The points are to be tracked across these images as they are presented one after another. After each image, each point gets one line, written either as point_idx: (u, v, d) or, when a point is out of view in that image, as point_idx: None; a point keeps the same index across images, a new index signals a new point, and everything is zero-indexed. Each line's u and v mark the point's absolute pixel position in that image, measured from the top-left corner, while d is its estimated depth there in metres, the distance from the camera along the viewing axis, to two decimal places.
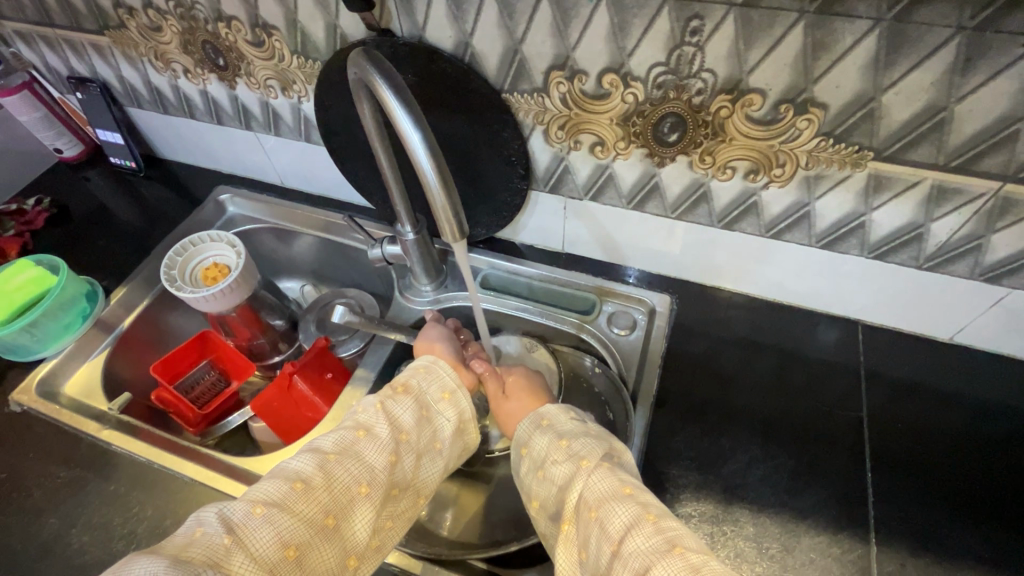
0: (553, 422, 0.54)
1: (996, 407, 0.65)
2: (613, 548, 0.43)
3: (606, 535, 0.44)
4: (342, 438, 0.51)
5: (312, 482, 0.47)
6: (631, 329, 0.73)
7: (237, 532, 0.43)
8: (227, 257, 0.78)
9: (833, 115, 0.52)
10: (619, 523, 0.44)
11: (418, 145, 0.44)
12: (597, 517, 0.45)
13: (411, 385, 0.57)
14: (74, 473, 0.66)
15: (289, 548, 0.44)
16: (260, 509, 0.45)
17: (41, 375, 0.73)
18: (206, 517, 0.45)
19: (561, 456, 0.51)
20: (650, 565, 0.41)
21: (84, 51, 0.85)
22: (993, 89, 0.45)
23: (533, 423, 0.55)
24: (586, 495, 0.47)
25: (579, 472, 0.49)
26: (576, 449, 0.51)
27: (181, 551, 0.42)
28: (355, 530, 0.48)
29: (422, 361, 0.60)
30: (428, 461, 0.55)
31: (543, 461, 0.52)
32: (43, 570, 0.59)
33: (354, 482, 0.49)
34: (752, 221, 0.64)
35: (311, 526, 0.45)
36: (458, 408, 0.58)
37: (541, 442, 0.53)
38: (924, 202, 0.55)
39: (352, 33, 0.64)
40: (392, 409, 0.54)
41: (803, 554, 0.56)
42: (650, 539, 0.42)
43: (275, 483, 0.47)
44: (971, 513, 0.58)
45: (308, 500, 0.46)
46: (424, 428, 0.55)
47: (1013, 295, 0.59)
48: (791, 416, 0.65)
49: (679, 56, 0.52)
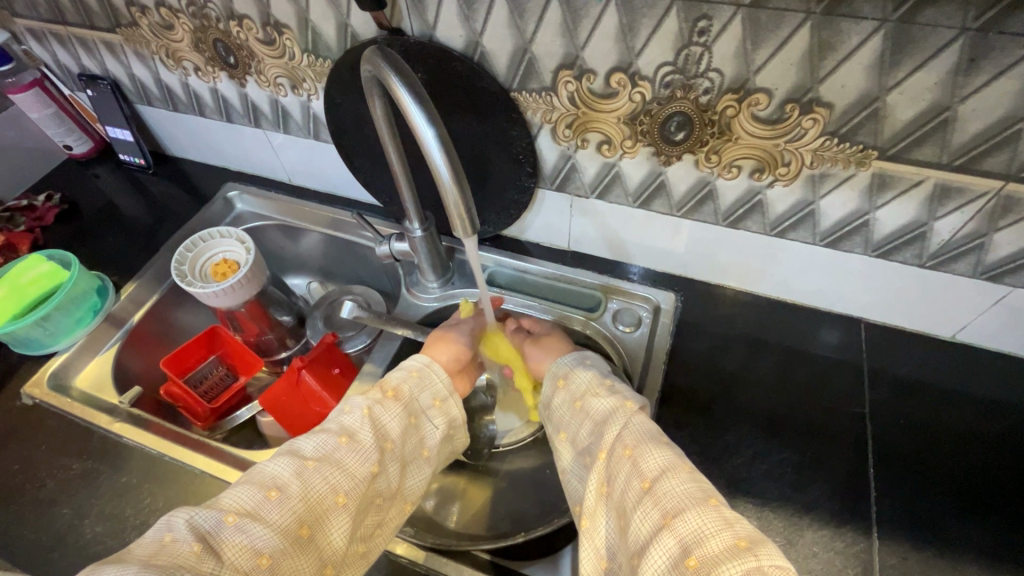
0: (596, 364, 0.59)
1: (998, 404, 0.65)
2: (646, 485, 0.44)
3: (637, 471, 0.45)
4: (325, 444, 0.51)
5: (287, 491, 0.47)
6: (636, 326, 0.73)
7: (207, 540, 0.42)
8: (237, 253, 0.78)
9: (838, 114, 0.52)
10: (654, 464, 0.45)
11: (433, 143, 0.45)
12: (632, 456, 0.47)
13: (403, 390, 0.58)
14: (86, 464, 0.67)
15: (261, 557, 0.43)
16: (233, 518, 0.44)
17: (53, 368, 0.74)
18: (175, 523, 0.43)
19: (604, 391, 0.54)
20: (684, 508, 0.41)
21: (96, 48, 0.86)
22: (996, 88, 0.46)
23: (577, 361, 0.59)
24: (625, 434, 0.49)
25: (622, 410, 0.51)
26: (621, 391, 0.54)
27: (151, 558, 0.41)
28: (331, 539, 0.47)
29: (416, 365, 0.61)
30: (415, 470, 0.56)
31: (583, 394, 0.55)
32: (56, 561, 0.60)
33: (331, 492, 0.48)
34: (757, 219, 0.65)
35: (285, 535, 0.45)
36: (448, 415, 0.60)
37: (583, 377, 0.56)
38: (927, 201, 0.56)
39: (362, 31, 0.64)
40: (379, 416, 0.54)
41: (806, 548, 0.56)
42: (685, 484, 0.43)
43: (249, 491, 0.46)
44: (973, 510, 0.58)
45: (282, 509, 0.46)
46: (410, 436, 0.56)
47: (1014, 293, 0.60)
48: (794, 413, 0.66)
49: (687, 56, 0.53)
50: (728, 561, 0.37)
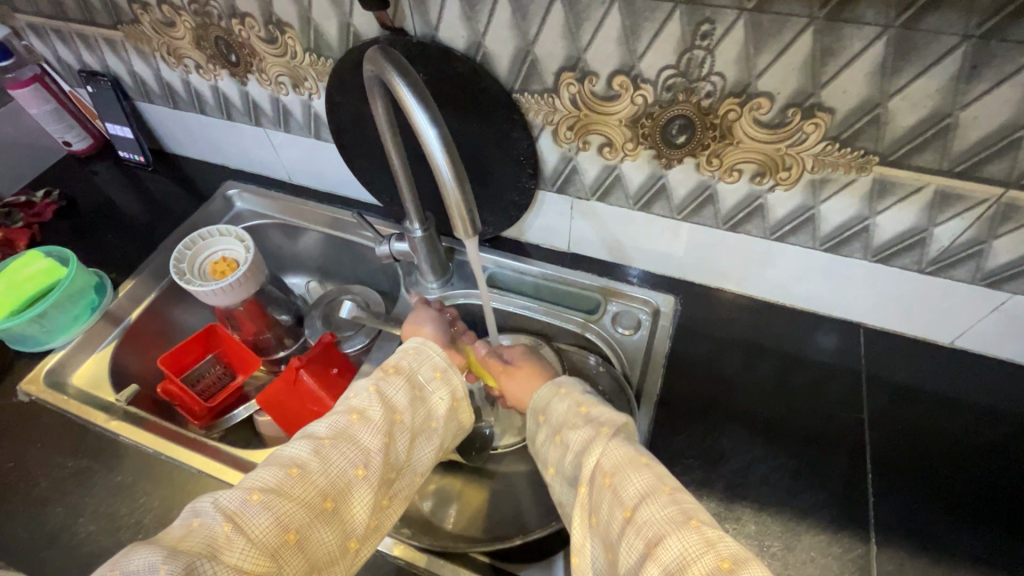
0: (570, 392, 0.57)
1: (996, 411, 0.65)
2: (627, 514, 0.44)
3: (619, 501, 0.45)
4: (337, 423, 0.52)
5: (308, 468, 0.48)
6: (635, 329, 0.73)
7: (236, 520, 0.44)
8: (236, 252, 0.78)
9: (840, 119, 0.52)
10: (633, 491, 0.45)
11: (434, 143, 0.44)
12: (611, 484, 0.46)
13: (402, 366, 0.58)
14: (81, 462, 0.66)
15: (288, 533, 0.44)
16: (257, 496, 0.45)
17: (50, 365, 0.73)
18: (201, 509, 0.45)
19: (579, 422, 0.53)
20: (665, 534, 0.42)
21: (96, 45, 0.85)
22: (997, 96, 0.46)
23: (552, 391, 0.58)
24: (602, 462, 0.48)
25: (597, 437, 0.50)
26: (596, 416, 0.53)
27: (179, 542, 0.42)
28: (354, 513, 0.48)
29: (412, 343, 0.60)
30: (424, 441, 0.56)
31: (560, 427, 0.54)
32: (50, 560, 0.60)
33: (350, 466, 0.49)
34: (757, 223, 0.65)
35: (310, 509, 0.46)
36: (451, 386, 0.59)
37: (560, 408, 0.55)
38: (927, 207, 0.56)
39: (365, 31, 0.64)
40: (386, 390, 0.55)
41: (804, 553, 0.56)
42: (665, 509, 0.43)
43: (270, 470, 0.48)
44: (972, 517, 0.58)
45: (304, 485, 0.47)
46: (418, 407, 0.56)
47: (1014, 300, 0.60)
48: (793, 419, 0.66)
49: (689, 59, 0.53)
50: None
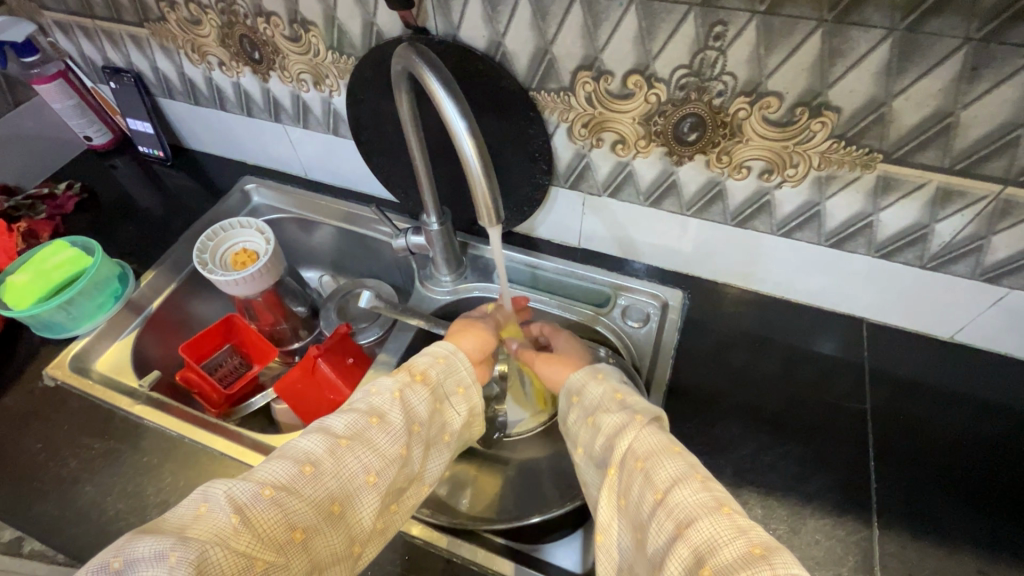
0: (609, 377, 0.58)
1: (993, 403, 0.67)
2: (659, 497, 0.45)
3: (650, 484, 0.46)
4: (356, 422, 0.53)
5: (321, 466, 0.49)
6: (644, 322, 0.75)
7: (244, 512, 0.44)
8: (256, 243, 0.80)
9: (846, 118, 0.55)
10: (666, 476, 0.46)
11: (462, 134, 0.47)
12: (643, 468, 0.47)
13: (430, 375, 0.59)
14: (108, 444, 0.68)
15: (295, 531, 0.46)
16: (269, 491, 0.46)
17: (75, 350, 0.75)
18: (212, 494, 0.46)
19: (614, 407, 0.54)
20: (697, 517, 0.42)
21: (121, 42, 0.88)
22: (996, 96, 0.48)
23: (590, 374, 0.59)
24: (635, 446, 0.49)
25: (631, 423, 0.51)
26: (630, 404, 0.54)
27: (186, 529, 0.43)
28: (360, 517, 0.50)
29: (443, 352, 0.62)
30: (436, 453, 0.59)
31: (594, 409, 0.55)
32: (80, 536, 0.62)
33: (363, 471, 0.51)
34: (765, 219, 0.67)
35: (319, 511, 0.48)
36: (470, 403, 0.61)
37: (596, 391, 0.57)
38: (929, 203, 0.58)
39: (388, 30, 0.67)
40: (409, 399, 0.56)
41: (809, 535, 0.58)
42: (697, 494, 0.44)
43: (284, 464, 0.48)
44: (972, 503, 0.60)
45: (315, 485, 0.48)
46: (435, 420, 0.58)
47: (1012, 295, 0.62)
48: (797, 408, 0.68)
49: (702, 59, 0.55)
50: (743, 570, 0.38)
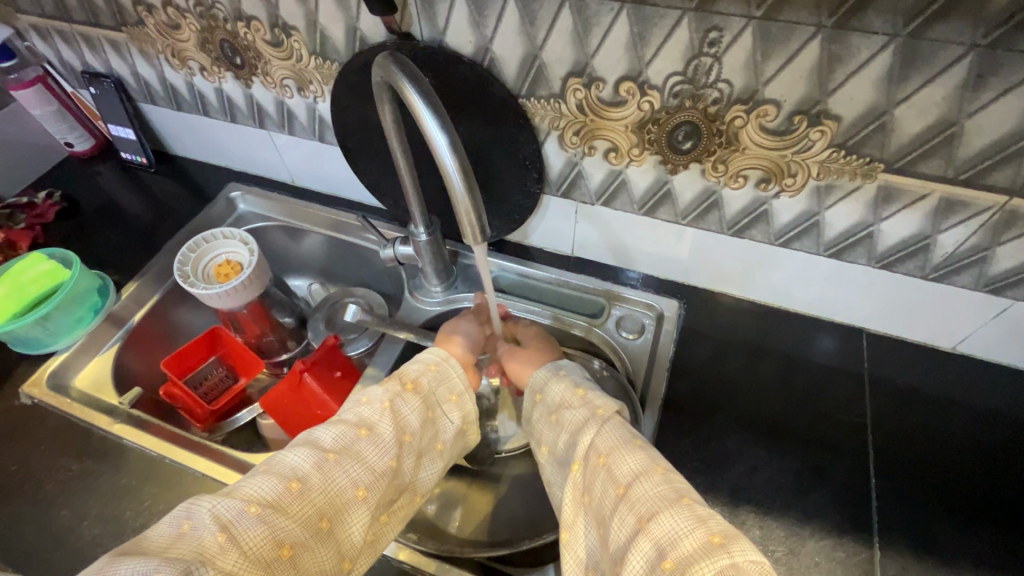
0: (570, 373, 0.59)
1: (995, 413, 0.66)
2: (621, 491, 0.45)
3: (612, 479, 0.46)
4: (344, 436, 0.51)
5: (308, 482, 0.47)
6: (639, 333, 0.74)
7: (230, 530, 0.43)
8: (240, 254, 0.78)
9: (846, 127, 0.53)
10: (627, 470, 0.46)
11: (444, 149, 0.44)
12: (606, 463, 0.48)
13: (421, 383, 0.58)
14: (85, 465, 0.66)
15: (283, 548, 0.44)
16: (254, 508, 0.44)
17: (52, 368, 0.73)
18: (196, 510, 0.44)
19: (576, 402, 0.55)
20: (657, 511, 0.42)
21: (100, 46, 0.85)
22: (1001, 105, 0.47)
23: (552, 371, 0.60)
24: (597, 441, 0.50)
25: (594, 418, 0.52)
26: (592, 398, 0.55)
27: (168, 549, 0.42)
28: (349, 532, 0.48)
29: (433, 358, 0.61)
30: (428, 462, 0.57)
31: (558, 406, 0.56)
32: (55, 563, 0.59)
33: (352, 485, 0.49)
34: (762, 229, 0.65)
35: (306, 528, 0.46)
36: (463, 409, 0.60)
37: (557, 388, 0.57)
38: (932, 214, 0.56)
39: (371, 35, 0.65)
40: (400, 409, 0.55)
41: (808, 557, 0.57)
42: (659, 487, 0.44)
43: (270, 481, 0.47)
44: (977, 521, 0.59)
45: (302, 502, 0.46)
46: (427, 429, 0.57)
47: (1015, 306, 0.61)
48: (796, 423, 0.66)
49: (696, 66, 0.53)
50: (702, 560, 0.38)
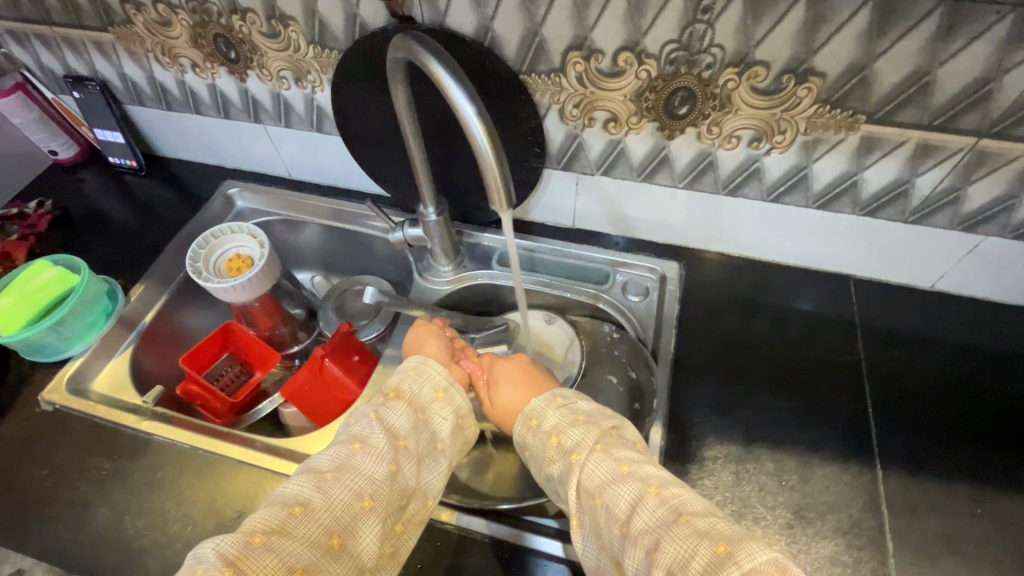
0: (541, 421, 0.55)
1: (972, 344, 0.72)
2: (623, 530, 0.45)
3: (615, 518, 0.46)
4: (338, 454, 0.51)
5: (311, 505, 0.47)
6: (643, 296, 0.78)
7: (237, 564, 0.42)
8: (250, 248, 0.79)
9: (830, 82, 0.57)
10: (625, 505, 0.46)
11: (472, 119, 0.47)
12: (603, 504, 0.47)
13: (403, 389, 0.57)
14: (117, 463, 0.67)
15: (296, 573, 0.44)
16: (259, 538, 0.44)
17: (71, 373, 0.73)
18: (202, 554, 0.43)
19: (554, 455, 0.52)
20: (660, 539, 0.43)
21: (84, 48, 0.84)
22: (970, 53, 0.51)
23: (523, 424, 0.56)
24: (586, 485, 0.49)
25: (572, 467, 0.50)
26: (565, 444, 0.52)
27: None
28: (362, 546, 0.48)
29: (411, 363, 0.60)
30: (431, 464, 0.55)
31: (540, 462, 0.54)
32: (102, 557, 0.61)
33: (356, 498, 0.49)
34: (755, 186, 0.69)
35: (315, 548, 0.46)
36: (454, 405, 0.58)
37: (535, 441, 0.54)
38: (910, 159, 0.61)
39: (372, 21, 0.66)
40: (386, 416, 0.54)
41: (819, 483, 0.62)
42: (656, 512, 0.44)
43: (273, 509, 0.47)
44: (964, 440, 0.65)
45: (308, 523, 0.46)
46: (421, 431, 0.55)
47: (987, 242, 0.66)
48: (797, 366, 0.71)
49: (691, 33, 0.57)
50: None
